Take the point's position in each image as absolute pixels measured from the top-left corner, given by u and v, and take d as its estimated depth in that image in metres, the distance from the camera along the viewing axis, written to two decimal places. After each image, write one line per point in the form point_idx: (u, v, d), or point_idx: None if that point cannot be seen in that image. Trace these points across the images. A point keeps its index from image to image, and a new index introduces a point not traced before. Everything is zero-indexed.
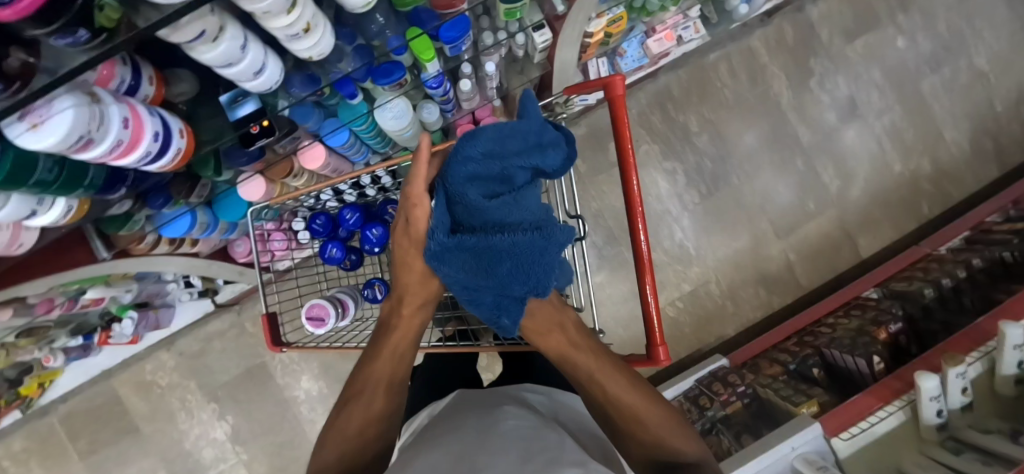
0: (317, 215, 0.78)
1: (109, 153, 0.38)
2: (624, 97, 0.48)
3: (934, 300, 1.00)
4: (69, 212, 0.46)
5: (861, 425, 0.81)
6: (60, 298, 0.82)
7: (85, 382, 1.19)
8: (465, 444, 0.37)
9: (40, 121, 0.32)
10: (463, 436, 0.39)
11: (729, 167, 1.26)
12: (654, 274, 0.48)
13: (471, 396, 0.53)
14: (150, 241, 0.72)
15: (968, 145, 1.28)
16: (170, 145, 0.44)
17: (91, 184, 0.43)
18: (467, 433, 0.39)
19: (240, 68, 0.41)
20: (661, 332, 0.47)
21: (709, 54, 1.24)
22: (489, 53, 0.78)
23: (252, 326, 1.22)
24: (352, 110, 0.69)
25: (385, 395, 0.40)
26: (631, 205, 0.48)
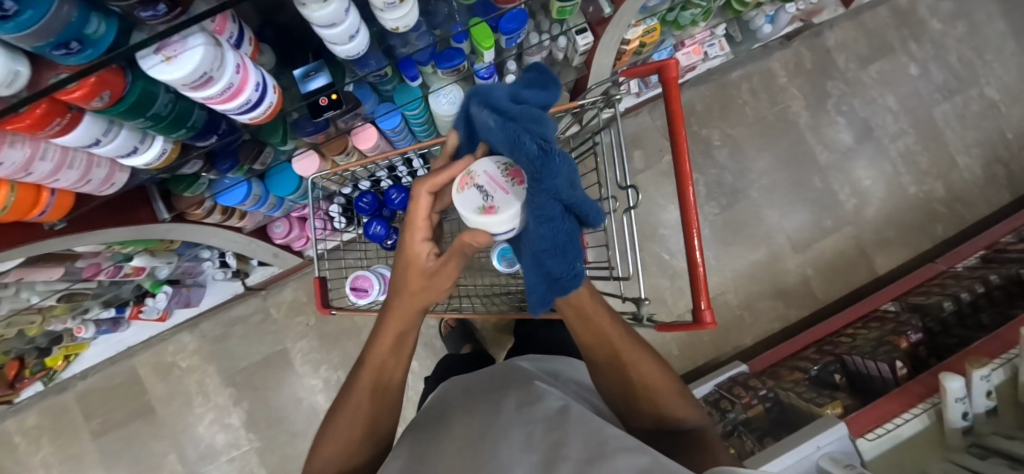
0: (364, 194, 0.81)
1: (219, 95, 0.42)
2: (676, 79, 0.53)
3: (953, 314, 1.02)
4: (163, 154, 0.50)
5: (885, 427, 0.82)
6: (107, 263, 0.85)
7: (107, 359, 1.20)
8: (485, 407, 0.44)
9: (174, 55, 0.36)
10: (481, 402, 0.46)
11: (749, 181, 1.30)
12: (702, 241, 0.51)
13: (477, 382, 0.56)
14: (207, 207, 0.76)
15: (980, 171, 1.32)
16: (265, 98, 0.48)
17: (193, 125, 0.46)
18: (485, 400, 0.47)
19: (340, 29, 0.45)
20: (706, 295, 0.50)
21: (730, 73, 1.30)
22: (533, 53, 0.84)
23: (276, 312, 1.24)
24: (408, 93, 0.74)
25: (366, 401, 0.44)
26: (681, 175, 0.51)
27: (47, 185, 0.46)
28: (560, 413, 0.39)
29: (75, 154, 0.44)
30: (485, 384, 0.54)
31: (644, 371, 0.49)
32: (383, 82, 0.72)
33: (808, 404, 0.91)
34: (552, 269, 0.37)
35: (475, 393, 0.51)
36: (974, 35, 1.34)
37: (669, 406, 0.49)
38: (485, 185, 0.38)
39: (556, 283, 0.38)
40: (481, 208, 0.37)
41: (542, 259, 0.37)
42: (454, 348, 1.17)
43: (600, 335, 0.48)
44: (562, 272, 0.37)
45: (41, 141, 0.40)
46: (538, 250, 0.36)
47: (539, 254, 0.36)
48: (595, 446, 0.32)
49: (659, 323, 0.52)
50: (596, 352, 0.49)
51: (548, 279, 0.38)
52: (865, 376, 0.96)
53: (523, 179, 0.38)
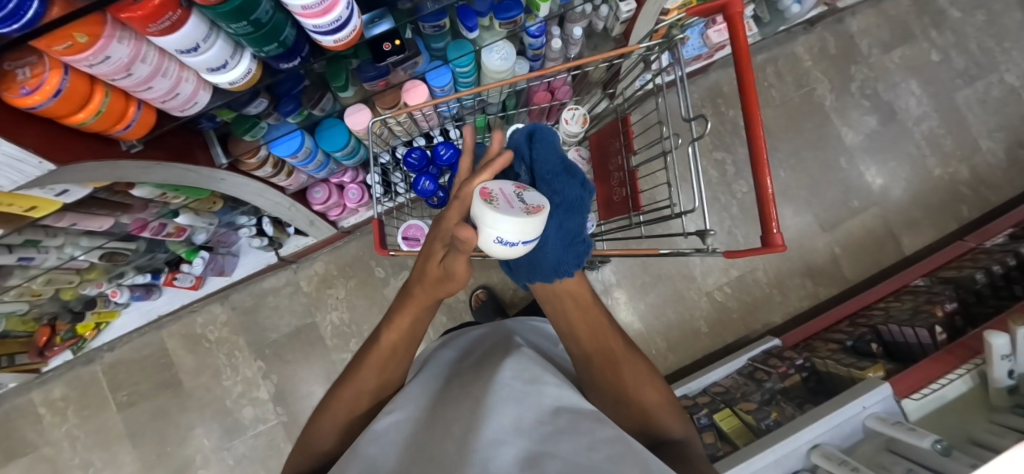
0: (413, 150, 0.83)
1: (317, 5, 0.44)
2: (740, 13, 0.55)
3: (986, 286, 1.02)
4: (247, 75, 0.51)
5: (931, 387, 0.82)
6: (153, 219, 0.86)
7: (136, 330, 1.20)
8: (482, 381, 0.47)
9: None
10: (478, 378, 0.49)
11: (776, 161, 1.31)
12: (770, 165, 0.51)
13: (486, 355, 0.60)
14: (260, 157, 0.77)
15: (1004, 154, 1.34)
16: (352, 20, 0.50)
17: (283, 42, 0.48)
18: (481, 374, 0.51)
19: None
20: (776, 217, 0.51)
21: (756, 56, 1.33)
22: (577, 19, 0.87)
23: (307, 285, 1.24)
24: (460, 48, 0.76)
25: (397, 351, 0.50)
26: (748, 102, 0.52)
27: (136, 96, 0.47)
28: (552, 411, 0.42)
29: (168, 63, 0.45)
30: (487, 358, 0.58)
31: (635, 380, 0.53)
32: (439, 36, 0.73)
33: (848, 369, 0.91)
34: (568, 227, 0.53)
35: (478, 368, 0.55)
36: (993, 23, 1.37)
37: (657, 415, 0.52)
38: (515, 199, 0.49)
39: (568, 239, 0.52)
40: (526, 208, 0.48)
41: (555, 220, 0.52)
42: (486, 320, 1.17)
43: (597, 335, 0.54)
44: (568, 228, 0.53)
45: (143, 43, 0.41)
46: (551, 210, 0.52)
47: (551, 216, 0.52)
48: (580, 450, 0.35)
49: (727, 250, 0.53)
50: (587, 350, 0.54)
51: (562, 236, 0.52)
52: (903, 345, 0.97)
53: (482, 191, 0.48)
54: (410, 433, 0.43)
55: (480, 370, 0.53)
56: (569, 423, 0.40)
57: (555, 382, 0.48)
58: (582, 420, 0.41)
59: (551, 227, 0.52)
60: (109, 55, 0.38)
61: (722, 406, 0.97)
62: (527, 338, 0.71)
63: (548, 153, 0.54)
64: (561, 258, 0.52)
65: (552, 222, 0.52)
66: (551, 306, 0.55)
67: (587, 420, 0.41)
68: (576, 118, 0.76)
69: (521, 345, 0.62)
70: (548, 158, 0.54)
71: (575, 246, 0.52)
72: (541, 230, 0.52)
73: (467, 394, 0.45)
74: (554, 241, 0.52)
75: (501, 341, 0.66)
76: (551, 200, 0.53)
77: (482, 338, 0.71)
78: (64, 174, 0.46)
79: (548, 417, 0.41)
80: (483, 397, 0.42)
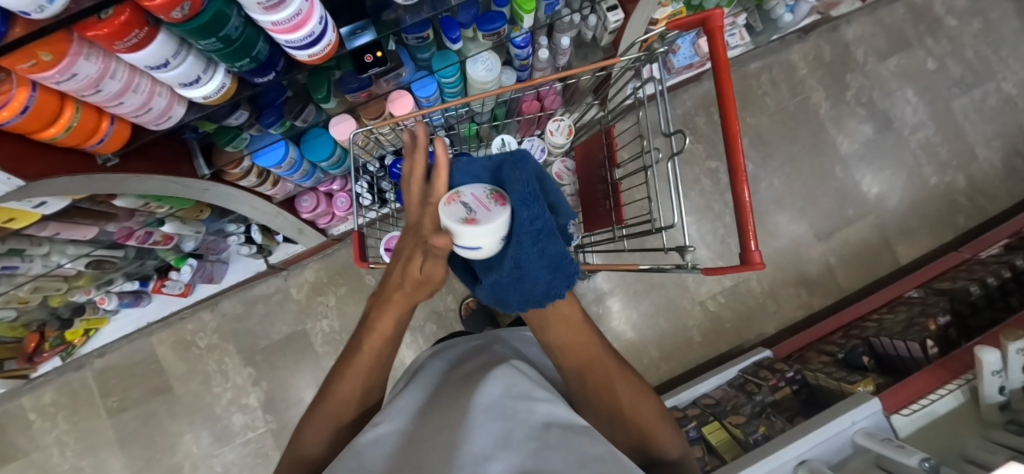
0: (399, 160, 0.82)
1: (288, 20, 0.44)
2: (721, 27, 0.54)
3: (982, 298, 1.00)
4: (221, 89, 0.51)
5: (921, 402, 0.81)
6: (139, 227, 0.86)
7: (126, 337, 1.20)
8: (470, 392, 0.46)
9: None
10: (465, 389, 0.48)
11: (770, 170, 1.30)
12: (750, 182, 0.51)
13: (476, 367, 0.58)
14: (244, 168, 0.76)
15: (1001, 163, 1.32)
16: (326, 34, 0.49)
17: (256, 57, 0.48)
18: (469, 383, 0.50)
19: None
20: (755, 235, 0.50)
21: (751, 64, 1.32)
22: (565, 29, 0.87)
23: (297, 292, 1.24)
24: (445, 59, 0.76)
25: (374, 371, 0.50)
26: (728, 119, 0.51)
27: (109, 111, 0.47)
28: (540, 426, 0.41)
29: (140, 78, 0.45)
30: (477, 370, 0.57)
31: (628, 397, 0.54)
32: (423, 48, 0.73)
33: (839, 383, 0.90)
34: (552, 252, 0.47)
35: (466, 380, 0.53)
36: (990, 31, 1.36)
37: (650, 428, 0.53)
38: (469, 202, 0.48)
39: (552, 266, 0.48)
40: (488, 193, 0.49)
41: (537, 245, 0.47)
42: (476, 329, 1.16)
43: (591, 353, 0.54)
44: (552, 252, 0.48)
45: (112, 59, 0.41)
46: (528, 239, 0.46)
47: (529, 246, 0.46)
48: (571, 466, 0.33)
49: (707, 267, 0.52)
50: (582, 367, 0.54)
51: (545, 262, 0.47)
52: (894, 358, 0.95)
53: (502, 202, 0.49)
54: (396, 441, 0.41)
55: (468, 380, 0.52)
56: (559, 441, 0.38)
57: (546, 398, 0.47)
58: (572, 436, 0.39)
59: (534, 255, 0.47)
60: (77, 72, 0.38)
61: (711, 418, 0.95)
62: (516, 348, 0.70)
63: (525, 176, 0.47)
64: (547, 287, 0.48)
65: (532, 250, 0.46)
66: (543, 328, 0.53)
67: (576, 435, 0.39)
68: (561, 129, 0.76)
69: (512, 358, 0.60)
70: (525, 181, 0.47)
71: (561, 270, 0.48)
72: (522, 259, 0.47)
73: (457, 403, 0.44)
74: (539, 270, 0.47)
75: (490, 352, 0.65)
76: (529, 227, 0.46)
77: (471, 348, 0.70)
78: (35, 188, 0.46)
79: (537, 432, 0.39)
80: (470, 408, 0.41)
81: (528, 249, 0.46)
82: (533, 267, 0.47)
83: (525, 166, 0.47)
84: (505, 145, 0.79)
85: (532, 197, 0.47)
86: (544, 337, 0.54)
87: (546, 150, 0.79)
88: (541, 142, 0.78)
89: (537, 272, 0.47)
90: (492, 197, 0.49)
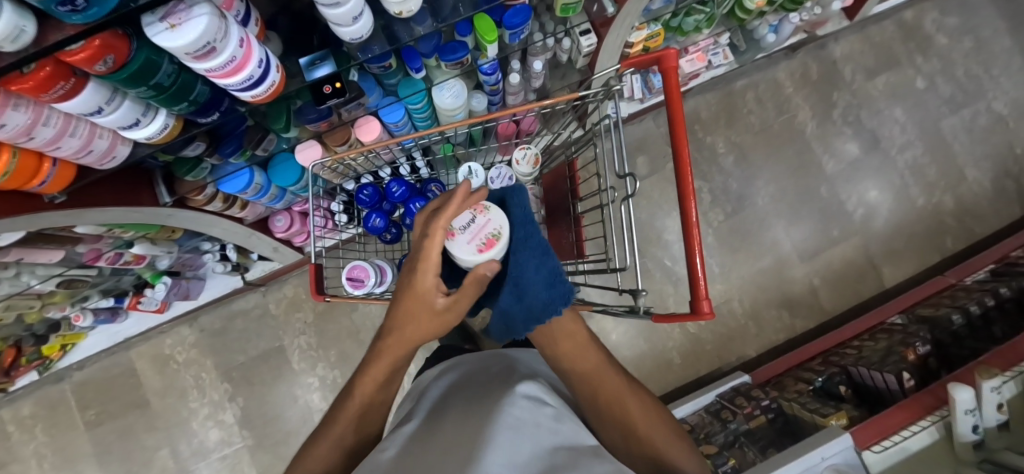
0: (365, 186, 0.82)
1: (221, 68, 0.43)
2: (676, 68, 0.53)
3: (964, 327, 0.98)
4: (164, 129, 0.51)
5: (893, 438, 0.79)
6: (108, 249, 0.85)
7: (103, 351, 1.20)
8: (477, 411, 0.45)
9: (179, 23, 0.38)
10: (474, 407, 0.47)
11: (754, 190, 1.29)
12: (702, 230, 0.49)
13: (482, 383, 0.57)
14: (208, 194, 0.76)
15: (990, 184, 1.30)
16: (268, 76, 0.49)
17: (195, 100, 0.47)
18: (477, 399, 0.50)
19: (344, 8, 0.46)
20: (705, 285, 0.48)
21: (736, 82, 1.31)
22: (537, 54, 0.86)
23: (275, 308, 1.24)
24: (411, 86, 0.75)
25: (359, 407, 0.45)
26: (681, 162, 0.50)
27: (49, 153, 0.46)
28: (553, 447, 0.40)
29: (77, 123, 0.44)
30: (483, 386, 0.55)
31: (639, 413, 0.52)
32: (388, 75, 0.72)
33: (812, 415, 0.89)
34: (548, 266, 0.51)
35: (472, 397, 0.52)
36: (981, 49, 1.34)
37: (664, 449, 0.50)
38: (474, 225, 0.50)
39: (551, 278, 0.50)
40: (489, 237, 0.50)
41: (535, 258, 0.51)
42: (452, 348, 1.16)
43: (597, 369, 0.53)
44: (549, 268, 0.51)
45: (44, 107, 0.40)
46: (528, 251, 0.51)
47: (527, 257, 0.51)
48: None
49: (657, 315, 0.51)
50: (589, 380, 0.53)
51: (542, 275, 0.50)
52: (872, 388, 0.94)
53: (489, 251, 0.49)
54: (401, 453, 0.39)
55: (477, 395, 0.52)
56: (572, 463, 0.37)
57: (557, 417, 0.46)
58: (581, 458, 0.38)
59: (531, 266, 0.50)
60: (5, 122, 0.37)
61: None
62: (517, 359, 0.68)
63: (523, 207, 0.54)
64: (545, 295, 0.50)
65: (530, 262, 0.50)
66: (550, 343, 0.54)
67: (585, 458, 0.38)
68: (527, 158, 0.75)
69: (518, 373, 0.59)
70: (523, 206, 0.54)
71: (558, 285, 0.50)
72: (518, 271, 0.50)
73: (464, 421, 0.44)
74: (536, 280, 0.50)
75: (495, 366, 0.64)
76: (526, 242, 0.51)
77: (479, 356, 0.70)
78: None
79: (545, 454, 0.38)
80: (478, 428, 0.40)
81: (526, 261, 0.50)
82: (530, 276, 0.50)
83: (525, 193, 0.54)
84: (472, 173, 0.78)
85: (526, 220, 0.53)
86: (551, 355, 0.55)
87: (513, 178, 0.78)
88: (508, 171, 0.77)
89: (534, 283, 0.50)
90: (481, 241, 0.49)
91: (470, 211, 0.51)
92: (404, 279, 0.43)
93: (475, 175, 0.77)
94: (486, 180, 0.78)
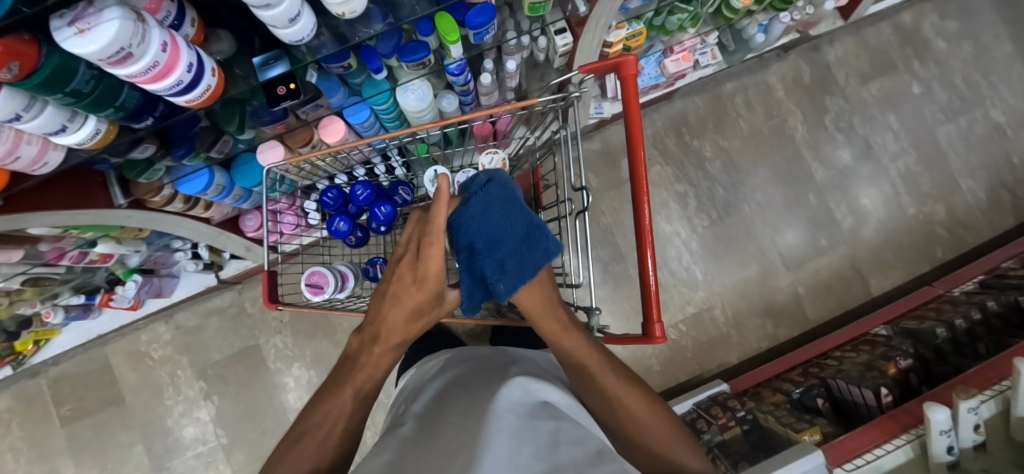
0: (329, 189, 0.80)
1: (144, 73, 0.41)
2: (635, 76, 0.50)
3: (948, 342, 0.95)
4: (95, 134, 0.49)
5: (865, 457, 0.76)
6: (71, 248, 0.83)
7: (79, 347, 1.20)
8: (470, 408, 0.40)
9: (87, 28, 0.34)
10: (465, 406, 0.41)
11: (740, 196, 1.26)
12: (655, 249, 0.47)
13: (474, 374, 0.51)
14: (166, 195, 0.75)
15: (984, 195, 1.27)
16: (200, 80, 0.47)
17: (121, 105, 0.45)
18: (470, 393, 0.44)
19: (277, 10, 0.43)
20: (658, 308, 0.45)
21: (725, 84, 1.28)
22: (511, 53, 0.83)
23: (252, 306, 1.23)
24: (374, 87, 0.72)
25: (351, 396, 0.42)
26: (637, 178, 0.48)
27: None
28: (551, 443, 0.34)
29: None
30: (475, 378, 0.50)
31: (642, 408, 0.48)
32: (350, 75, 0.70)
33: (786, 429, 0.87)
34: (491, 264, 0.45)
35: (463, 391, 0.46)
36: (981, 55, 1.30)
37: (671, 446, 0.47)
38: None
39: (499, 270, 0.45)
40: None
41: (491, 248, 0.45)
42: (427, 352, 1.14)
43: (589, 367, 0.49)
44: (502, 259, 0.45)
45: None
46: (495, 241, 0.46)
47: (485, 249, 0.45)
48: None
49: (608, 337, 0.50)
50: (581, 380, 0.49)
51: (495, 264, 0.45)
52: (849, 402, 0.92)
53: None
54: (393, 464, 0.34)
55: (470, 387, 0.46)
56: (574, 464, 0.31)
57: (555, 415, 0.40)
58: (586, 457, 0.32)
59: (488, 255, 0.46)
60: None
61: None
62: (513, 352, 0.62)
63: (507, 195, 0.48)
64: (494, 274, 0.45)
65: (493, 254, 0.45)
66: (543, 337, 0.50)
67: (589, 457, 0.32)
68: (494, 162, 0.73)
69: (515, 364, 0.54)
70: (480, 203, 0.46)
71: (512, 267, 0.44)
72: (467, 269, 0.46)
73: (459, 420, 0.38)
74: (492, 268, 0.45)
75: (488, 357, 0.58)
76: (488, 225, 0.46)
77: (471, 349, 0.64)
78: None
79: (547, 452, 0.32)
80: (473, 428, 0.35)
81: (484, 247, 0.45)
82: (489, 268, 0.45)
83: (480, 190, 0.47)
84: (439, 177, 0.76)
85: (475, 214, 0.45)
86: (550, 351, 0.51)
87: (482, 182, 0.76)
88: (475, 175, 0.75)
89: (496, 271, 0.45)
90: None
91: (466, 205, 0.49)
92: (401, 273, 0.40)
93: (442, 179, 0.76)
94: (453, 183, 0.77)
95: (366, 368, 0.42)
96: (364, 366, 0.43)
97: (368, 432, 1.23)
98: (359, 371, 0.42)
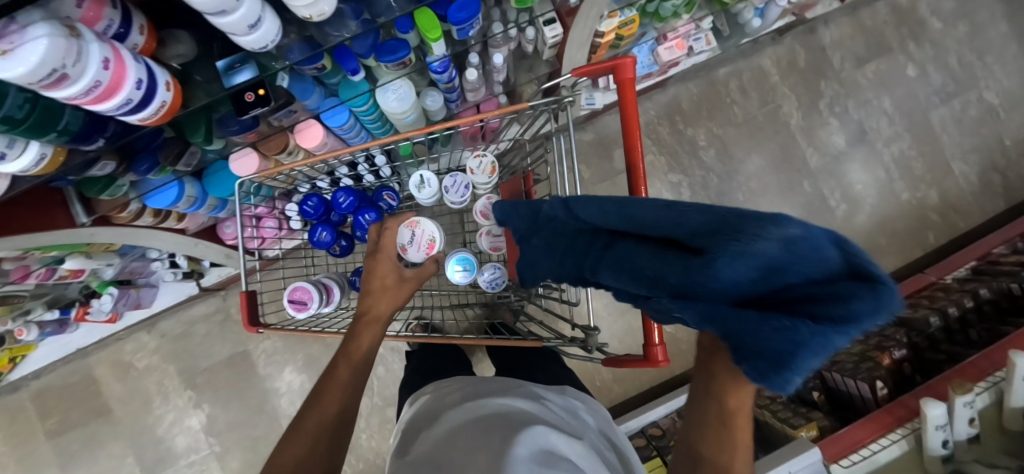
0: (309, 197, 0.75)
1: (85, 94, 0.36)
2: (632, 81, 0.48)
3: (940, 330, 0.96)
4: (41, 160, 0.44)
5: (862, 453, 0.76)
6: (37, 266, 0.78)
7: (58, 360, 1.15)
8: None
9: (9, 48, 0.30)
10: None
11: (735, 185, 1.24)
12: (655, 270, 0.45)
13: (490, 422, 0.43)
14: (134, 210, 0.70)
15: (976, 178, 1.26)
16: (154, 96, 0.42)
17: (65, 129, 0.40)
18: (482, 455, 0.37)
19: (235, 17, 0.39)
20: (659, 332, 0.44)
21: (720, 70, 1.24)
22: (498, 46, 0.78)
23: (237, 312, 1.19)
24: (352, 88, 0.68)
25: (348, 370, 0.46)
26: (635, 183, 0.48)
27: None
28: None
29: None
30: (489, 427, 0.42)
31: None
32: (326, 76, 0.65)
33: (783, 425, 0.87)
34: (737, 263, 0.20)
35: (474, 447, 0.39)
36: (977, 35, 1.28)
37: None
38: (416, 237, 0.63)
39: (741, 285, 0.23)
40: (429, 240, 0.63)
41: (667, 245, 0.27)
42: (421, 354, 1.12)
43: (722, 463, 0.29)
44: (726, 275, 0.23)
45: None
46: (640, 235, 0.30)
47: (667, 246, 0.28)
48: None
49: (606, 358, 0.48)
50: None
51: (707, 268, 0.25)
52: (844, 394, 0.92)
53: (435, 248, 0.64)
54: None
55: (481, 421, 0.43)
56: None
57: None
58: None
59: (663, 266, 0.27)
60: None
61: (653, 454, 0.94)
62: (539, 395, 0.53)
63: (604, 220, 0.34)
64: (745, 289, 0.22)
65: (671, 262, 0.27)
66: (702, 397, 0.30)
67: None
68: (483, 166, 0.70)
69: (540, 416, 0.45)
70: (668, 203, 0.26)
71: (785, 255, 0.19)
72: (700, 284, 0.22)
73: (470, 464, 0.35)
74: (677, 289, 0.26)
75: (509, 397, 0.50)
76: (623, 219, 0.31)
77: (488, 381, 0.57)
78: None
79: None
80: None
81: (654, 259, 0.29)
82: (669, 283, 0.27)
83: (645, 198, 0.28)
84: (425, 182, 0.72)
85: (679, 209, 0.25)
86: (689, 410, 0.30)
87: (471, 186, 0.73)
88: (463, 179, 0.71)
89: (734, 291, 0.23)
90: (426, 247, 0.63)
91: (406, 226, 0.63)
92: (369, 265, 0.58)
93: (428, 184, 0.72)
94: (440, 188, 0.73)
95: (355, 341, 0.49)
96: (352, 340, 0.49)
97: (363, 434, 1.22)
98: (349, 344, 0.49)
